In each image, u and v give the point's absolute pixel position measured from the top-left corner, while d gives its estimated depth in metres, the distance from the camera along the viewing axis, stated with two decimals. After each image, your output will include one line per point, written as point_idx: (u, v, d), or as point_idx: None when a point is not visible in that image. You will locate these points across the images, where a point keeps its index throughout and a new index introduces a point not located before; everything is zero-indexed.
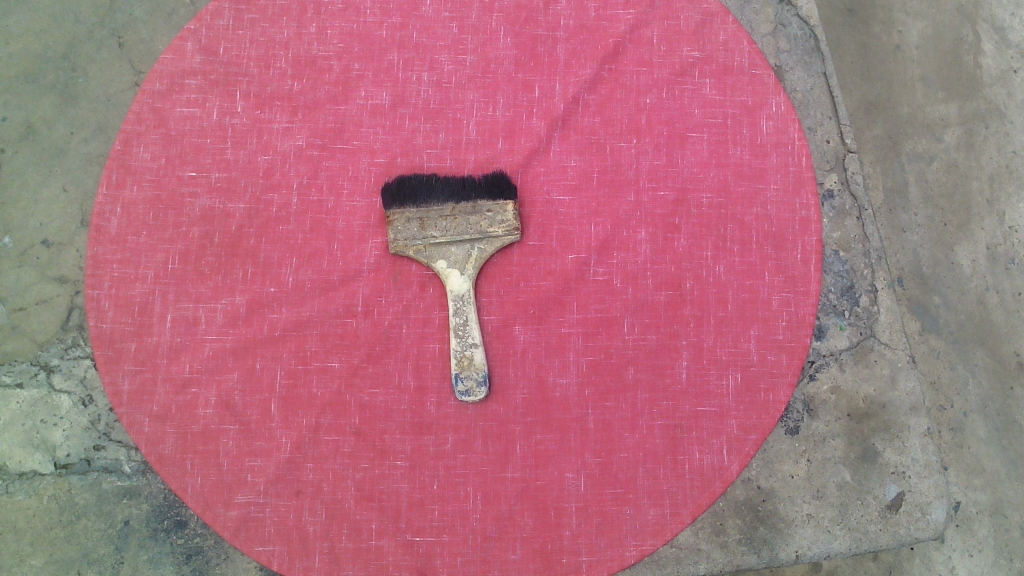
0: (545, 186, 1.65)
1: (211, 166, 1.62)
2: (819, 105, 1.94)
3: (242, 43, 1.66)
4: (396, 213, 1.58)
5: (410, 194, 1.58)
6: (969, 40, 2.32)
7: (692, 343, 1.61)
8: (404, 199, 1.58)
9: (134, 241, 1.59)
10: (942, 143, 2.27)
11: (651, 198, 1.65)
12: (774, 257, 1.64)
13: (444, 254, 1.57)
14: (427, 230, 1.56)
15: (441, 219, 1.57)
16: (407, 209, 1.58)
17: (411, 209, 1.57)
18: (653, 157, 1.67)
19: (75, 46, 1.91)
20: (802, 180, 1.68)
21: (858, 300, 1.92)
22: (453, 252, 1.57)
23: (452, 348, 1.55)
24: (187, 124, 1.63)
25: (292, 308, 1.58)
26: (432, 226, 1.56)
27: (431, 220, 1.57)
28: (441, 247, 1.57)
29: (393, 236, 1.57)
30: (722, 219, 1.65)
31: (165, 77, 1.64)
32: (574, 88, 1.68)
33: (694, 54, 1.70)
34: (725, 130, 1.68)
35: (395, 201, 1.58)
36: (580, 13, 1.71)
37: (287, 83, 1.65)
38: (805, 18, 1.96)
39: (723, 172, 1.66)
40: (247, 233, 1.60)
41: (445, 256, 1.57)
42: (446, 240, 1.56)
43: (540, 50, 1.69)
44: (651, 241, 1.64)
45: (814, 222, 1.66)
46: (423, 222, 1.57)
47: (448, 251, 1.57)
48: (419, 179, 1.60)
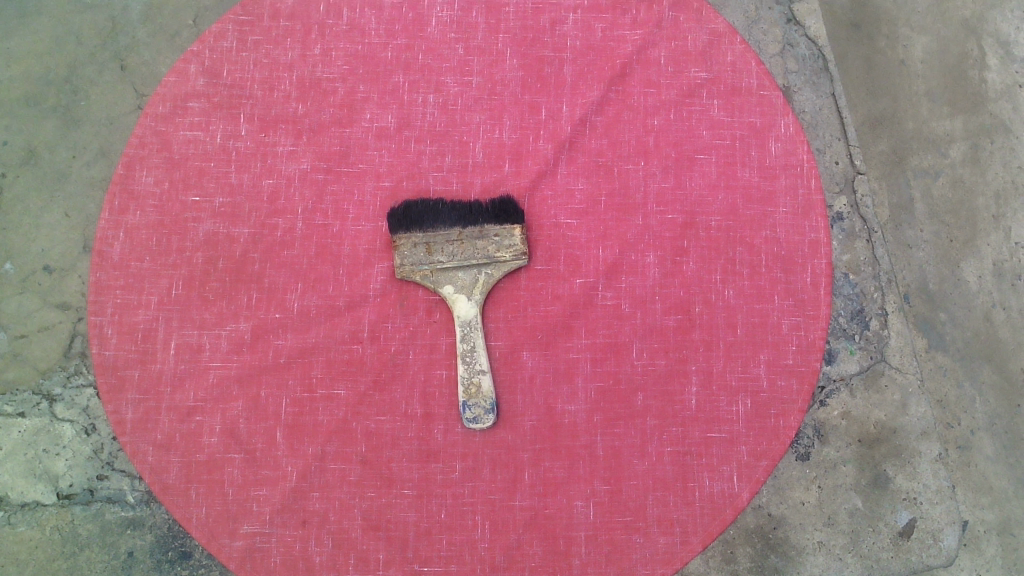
0: (552, 209, 1.64)
1: (215, 191, 1.60)
2: (827, 125, 1.92)
3: (245, 66, 1.65)
4: (403, 237, 1.56)
5: (416, 219, 1.57)
6: (975, 54, 2.31)
7: (701, 368, 1.59)
8: (411, 223, 1.57)
9: (137, 267, 1.57)
10: (948, 158, 2.26)
11: (659, 221, 1.64)
12: (784, 280, 1.64)
13: (451, 279, 1.55)
14: (434, 254, 1.55)
15: (448, 244, 1.55)
16: (413, 233, 1.56)
17: (417, 234, 1.56)
18: (661, 180, 1.65)
19: (77, 68, 1.87)
20: (811, 202, 1.67)
21: (868, 324, 1.90)
22: (461, 277, 1.55)
23: (459, 374, 1.53)
24: (191, 148, 1.61)
25: (297, 334, 1.56)
26: (439, 251, 1.55)
27: (438, 245, 1.55)
28: (448, 272, 1.55)
29: (400, 261, 1.55)
30: (731, 242, 1.64)
31: (168, 100, 1.62)
32: (582, 110, 1.67)
33: (701, 75, 1.69)
34: (733, 152, 1.67)
35: (401, 225, 1.57)
36: (586, 34, 1.70)
37: (291, 106, 1.64)
38: (812, 37, 1.95)
39: (731, 195, 1.65)
40: (252, 258, 1.58)
41: (453, 281, 1.55)
42: (453, 265, 1.55)
43: (546, 72, 1.68)
44: (659, 265, 1.63)
45: (824, 245, 1.66)
46: (430, 247, 1.55)
47: (456, 276, 1.56)
48: (425, 202, 1.59)
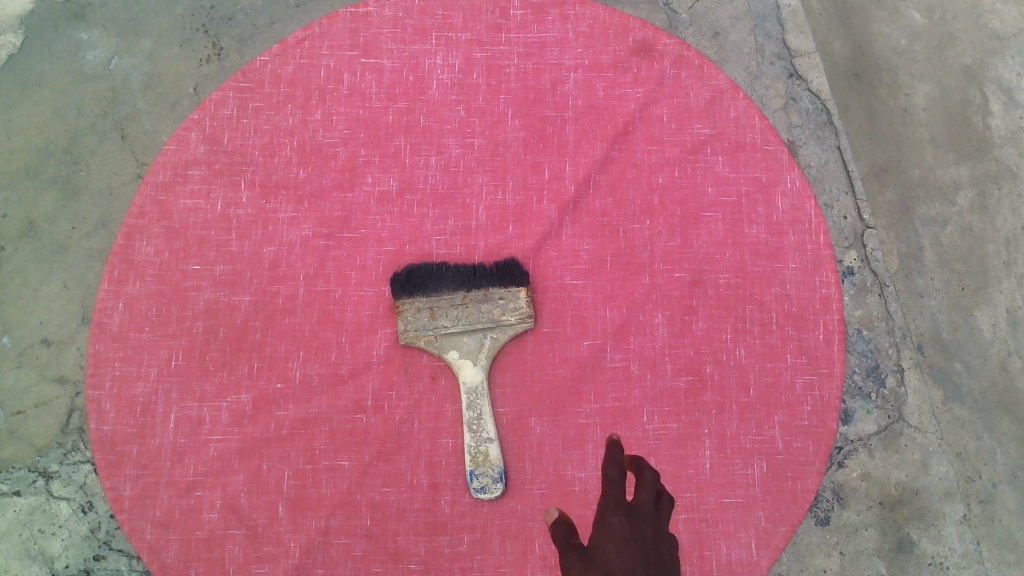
0: (557, 270, 1.61)
1: (216, 259, 1.58)
2: (834, 179, 1.97)
3: (246, 132, 1.64)
4: (407, 302, 1.53)
5: (420, 283, 1.54)
6: (976, 100, 2.32)
7: (714, 431, 1.55)
8: (414, 287, 1.54)
9: (136, 338, 1.54)
10: (955, 206, 2.22)
11: (666, 280, 1.61)
12: (796, 338, 1.60)
13: (456, 344, 1.52)
14: (438, 319, 1.52)
15: (452, 308, 1.52)
16: (417, 297, 1.54)
17: (421, 298, 1.53)
18: (667, 238, 1.63)
19: (77, 138, 1.85)
20: (820, 258, 1.64)
21: (883, 382, 1.97)
22: (466, 341, 1.52)
23: (466, 442, 1.49)
24: (191, 216, 1.60)
25: (300, 404, 1.53)
26: (444, 315, 1.52)
27: (442, 309, 1.52)
28: (454, 337, 1.52)
29: (404, 326, 1.52)
30: (741, 300, 1.61)
31: (168, 169, 1.61)
32: (585, 170, 1.65)
33: (704, 132, 1.68)
34: (739, 208, 1.65)
35: (404, 290, 1.55)
36: (588, 93, 1.69)
37: (292, 171, 1.62)
38: (816, 91, 1.99)
39: (739, 252, 1.63)
40: (253, 327, 1.55)
41: (458, 346, 1.52)
42: (459, 329, 1.51)
43: (549, 132, 1.67)
44: (668, 325, 1.60)
45: (836, 301, 1.62)
46: (434, 311, 1.52)
47: (461, 340, 1.52)
48: (428, 265, 1.57)
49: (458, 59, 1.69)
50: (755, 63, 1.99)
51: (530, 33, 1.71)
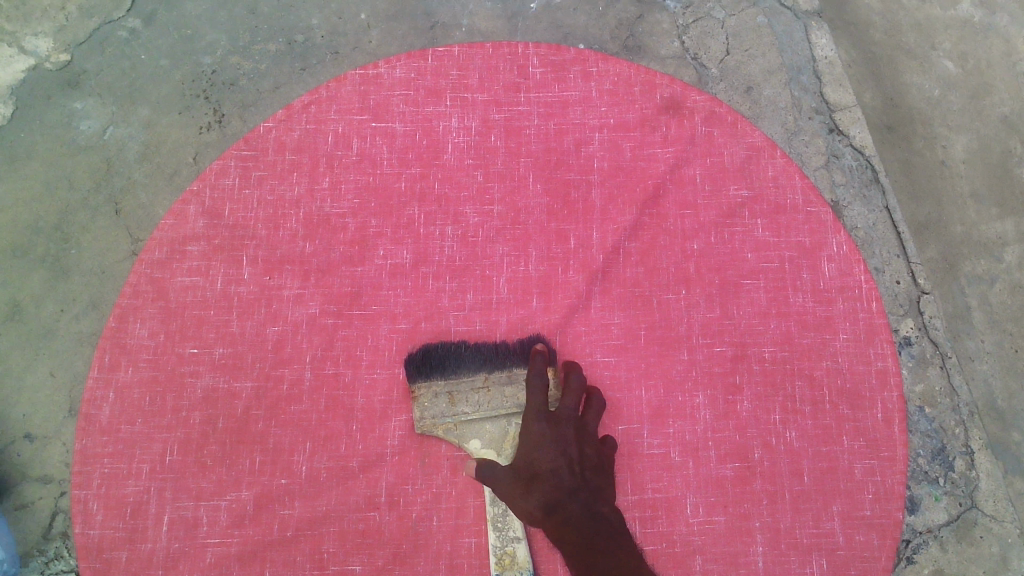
0: (587, 347, 1.48)
1: (215, 341, 1.45)
2: (884, 242, 1.76)
3: (248, 204, 1.52)
4: (423, 386, 1.40)
5: (437, 364, 1.41)
6: (1018, 151, 2.23)
7: (766, 524, 1.39)
8: (430, 369, 1.41)
9: (128, 431, 1.41)
10: (1002, 263, 2.14)
11: (706, 355, 1.47)
12: (851, 417, 1.45)
13: (477, 432, 1.37)
14: (457, 405, 1.38)
15: (472, 392, 1.39)
16: (434, 381, 1.40)
17: (439, 381, 1.40)
18: (705, 309, 1.49)
19: (68, 214, 1.71)
20: (875, 327, 1.50)
21: (952, 464, 1.67)
22: (489, 429, 1.38)
23: (491, 543, 1.34)
24: (189, 296, 1.48)
25: (306, 502, 1.38)
26: (463, 400, 1.38)
27: (461, 394, 1.38)
28: (475, 425, 1.38)
29: (420, 413, 1.38)
30: (789, 376, 1.47)
31: (165, 245, 1.50)
32: (614, 237, 1.52)
33: (742, 194, 1.55)
34: (783, 275, 1.51)
35: (420, 372, 1.41)
36: (615, 154, 1.57)
37: (298, 245, 1.50)
38: (860, 147, 1.81)
39: (785, 323, 1.49)
40: (255, 416, 1.42)
41: (480, 434, 1.37)
42: (479, 416, 1.37)
43: (574, 196, 1.54)
44: (710, 405, 1.45)
45: (893, 375, 1.48)
46: (452, 396, 1.39)
47: (483, 428, 1.38)
48: (447, 345, 1.44)
49: (475, 121, 1.58)
50: (792, 119, 1.82)
51: (551, 92, 1.61)
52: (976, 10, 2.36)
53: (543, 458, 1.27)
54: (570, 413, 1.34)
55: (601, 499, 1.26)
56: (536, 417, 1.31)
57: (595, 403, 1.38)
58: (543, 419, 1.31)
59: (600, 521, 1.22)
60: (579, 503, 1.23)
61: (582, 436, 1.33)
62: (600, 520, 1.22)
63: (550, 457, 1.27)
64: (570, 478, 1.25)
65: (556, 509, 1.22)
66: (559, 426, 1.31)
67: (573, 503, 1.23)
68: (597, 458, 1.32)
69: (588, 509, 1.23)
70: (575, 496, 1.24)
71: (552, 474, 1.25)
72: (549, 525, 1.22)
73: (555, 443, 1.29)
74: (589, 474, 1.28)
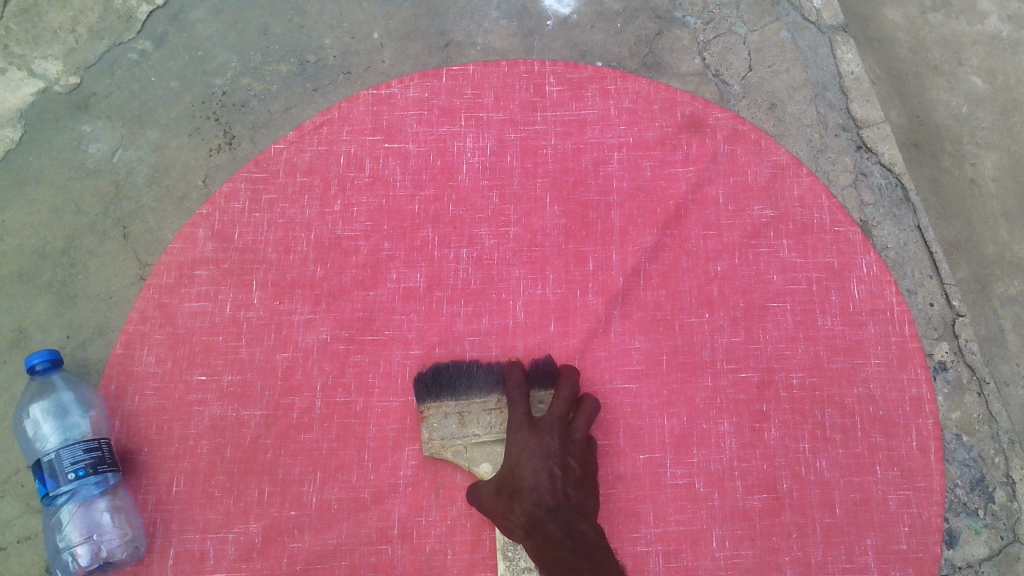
0: (606, 372, 1.42)
1: (223, 368, 1.41)
2: (916, 263, 1.70)
3: (259, 227, 1.49)
4: (432, 405, 1.34)
5: (448, 383, 1.36)
6: None
7: (796, 559, 1.33)
8: (441, 389, 1.35)
9: (134, 460, 1.37)
10: None
11: (731, 382, 1.41)
12: (885, 446, 1.38)
13: (488, 455, 1.31)
14: (468, 427, 1.33)
15: (485, 413, 1.33)
16: (444, 401, 1.35)
17: (449, 401, 1.35)
18: (730, 333, 1.44)
19: (76, 239, 1.68)
20: (907, 352, 1.44)
21: (992, 495, 1.58)
22: (501, 453, 1.31)
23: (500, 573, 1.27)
24: (197, 321, 1.44)
25: (316, 535, 1.33)
26: (475, 422, 1.33)
27: (474, 415, 1.33)
28: (486, 448, 1.32)
29: (429, 434, 1.32)
30: (818, 403, 1.40)
31: (173, 269, 1.46)
32: (633, 259, 1.47)
33: (766, 214, 1.50)
34: (810, 297, 1.46)
35: (429, 391, 1.35)
36: (634, 174, 1.53)
37: (309, 269, 1.47)
38: (889, 165, 1.75)
39: (813, 347, 1.43)
40: (264, 445, 1.38)
41: (492, 458, 1.31)
42: (491, 440, 1.32)
43: (592, 218, 1.49)
44: (735, 434, 1.39)
45: (928, 402, 1.41)
46: (463, 418, 1.34)
47: (495, 453, 1.32)
48: (457, 364, 1.39)
49: (490, 141, 1.54)
50: (818, 136, 1.76)
51: (568, 110, 1.57)
52: (1003, 24, 2.35)
53: (523, 471, 1.23)
54: (554, 418, 1.29)
55: (583, 516, 1.23)
56: (519, 427, 1.28)
57: (586, 407, 1.33)
58: (525, 427, 1.27)
59: (579, 540, 1.19)
60: (558, 523, 1.20)
61: (567, 444, 1.28)
62: (581, 540, 1.20)
63: (530, 467, 1.23)
64: (551, 495, 1.22)
65: (535, 525, 1.19)
66: (543, 433, 1.27)
67: (552, 523, 1.19)
68: (584, 466, 1.29)
69: (567, 524, 1.20)
70: (553, 515, 1.20)
71: (531, 492, 1.22)
72: (529, 546, 1.20)
73: (537, 452, 1.24)
74: (573, 486, 1.25)
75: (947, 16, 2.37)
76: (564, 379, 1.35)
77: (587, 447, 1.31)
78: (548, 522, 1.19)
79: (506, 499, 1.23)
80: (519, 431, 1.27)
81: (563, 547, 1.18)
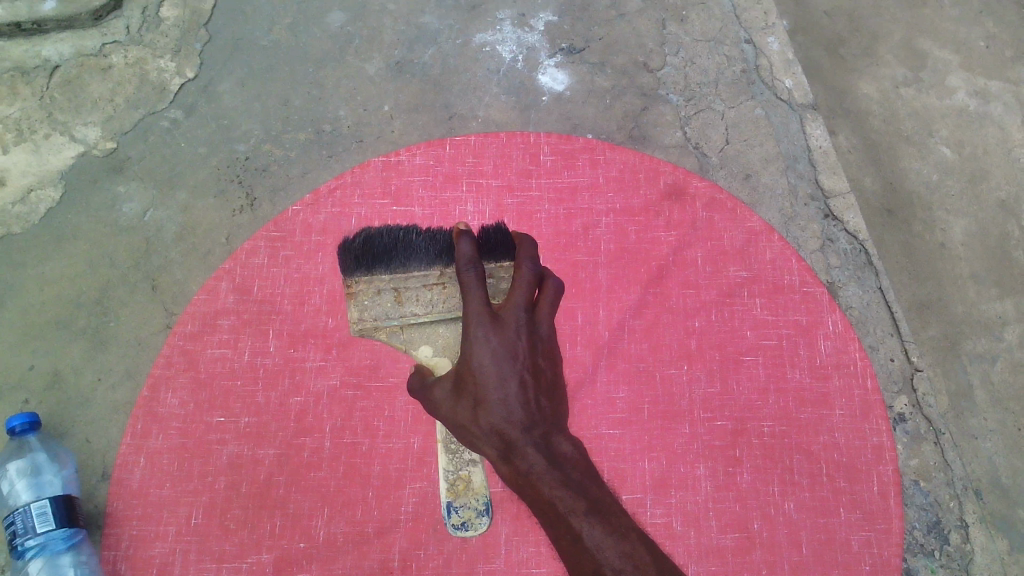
0: (592, 419, 1.55)
1: (241, 411, 1.54)
2: (879, 321, 1.97)
3: (276, 280, 1.63)
4: (361, 281, 1.34)
5: (380, 255, 1.36)
6: (1016, 235, 2.39)
7: None
8: (373, 261, 1.35)
9: (156, 494, 1.47)
10: (1004, 341, 2.29)
11: (707, 429, 1.54)
12: (848, 490, 1.50)
13: (428, 337, 1.30)
14: (404, 305, 1.32)
15: (424, 290, 1.33)
16: (378, 274, 1.35)
17: (381, 275, 1.34)
18: (706, 385, 1.56)
19: (109, 290, 1.97)
20: (869, 404, 1.56)
21: (948, 537, 1.83)
22: (441, 333, 1.30)
23: (443, 469, 1.34)
24: (218, 366, 1.57)
25: (322, 566, 1.44)
26: (412, 300, 1.32)
27: (410, 291, 1.33)
28: (425, 328, 1.30)
29: (359, 313, 1.33)
30: (787, 449, 1.52)
31: (197, 318, 1.60)
32: (619, 315, 1.61)
33: (741, 275, 1.64)
34: (780, 352, 1.58)
35: (361, 265, 1.35)
36: (620, 237, 1.67)
37: (322, 319, 1.60)
38: (853, 232, 2.03)
39: (783, 398, 1.56)
40: (277, 481, 1.49)
41: (431, 339, 1.29)
42: (432, 318, 1.30)
43: (581, 276, 1.64)
44: (711, 477, 1.51)
45: (889, 450, 1.53)
46: (399, 295, 1.33)
47: (435, 334, 1.30)
48: (390, 237, 1.39)
49: (489, 205, 1.69)
50: (789, 205, 2.06)
51: (561, 178, 1.72)
52: (970, 99, 2.53)
53: (487, 371, 1.03)
54: (519, 310, 1.09)
55: (562, 431, 1.05)
56: (479, 319, 1.06)
57: (547, 295, 1.14)
58: (487, 319, 1.06)
59: (561, 461, 1.01)
60: (534, 444, 1.01)
61: (534, 343, 1.08)
62: (563, 461, 1.01)
63: (495, 366, 1.03)
64: (524, 409, 1.03)
65: (506, 436, 1.01)
66: (506, 330, 1.06)
67: (529, 445, 1.00)
68: (552, 369, 1.11)
69: (545, 436, 1.02)
70: (529, 435, 1.01)
71: (501, 407, 1.02)
72: (506, 470, 1.02)
73: (502, 350, 1.04)
74: (545, 392, 1.07)
75: (918, 89, 2.54)
76: (524, 263, 1.16)
77: (554, 345, 1.12)
78: (522, 432, 1.01)
79: (468, 405, 1.06)
80: (479, 322, 1.06)
81: (541, 461, 0.99)
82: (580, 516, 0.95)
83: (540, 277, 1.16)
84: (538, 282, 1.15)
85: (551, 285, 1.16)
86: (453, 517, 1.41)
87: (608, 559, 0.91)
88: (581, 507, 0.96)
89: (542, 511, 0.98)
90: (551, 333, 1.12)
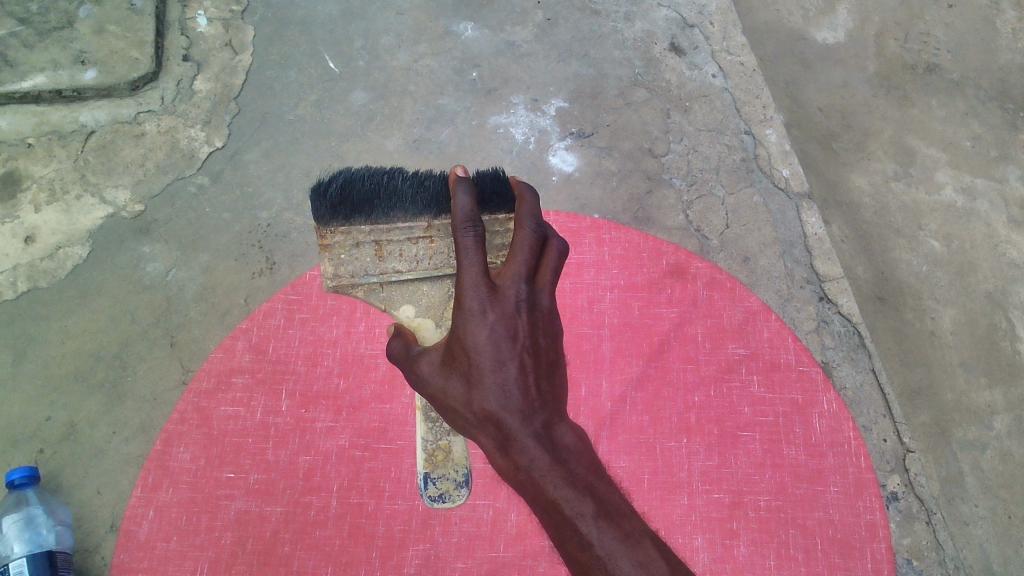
0: None
1: (250, 467, 1.47)
2: (871, 402, 2.03)
3: (290, 341, 1.62)
4: (339, 231, 1.17)
5: (359, 204, 1.18)
6: (1003, 326, 2.48)
7: None
8: (351, 210, 1.18)
9: (163, 548, 1.37)
10: (992, 431, 2.34)
11: (705, 500, 1.50)
12: (842, 566, 1.45)
13: (411, 295, 1.17)
14: (385, 260, 1.17)
15: (408, 244, 1.18)
16: (355, 225, 1.18)
17: (361, 226, 1.18)
18: (704, 457, 1.54)
19: (128, 345, 2.07)
20: (863, 481, 1.52)
21: None
22: (426, 292, 1.17)
23: (421, 440, 1.25)
24: (230, 424, 1.51)
25: None
26: (394, 254, 1.18)
27: (392, 246, 1.17)
28: (408, 287, 1.17)
29: (334, 267, 1.16)
30: (783, 523, 1.48)
31: (212, 375, 1.56)
32: (621, 387, 1.63)
33: (739, 351, 1.66)
34: (776, 428, 1.57)
35: (338, 213, 1.17)
36: (624, 312, 1.72)
37: (333, 381, 1.58)
38: (847, 315, 2.12)
39: (780, 473, 1.52)
40: (283, 538, 1.41)
41: (414, 298, 1.17)
42: (416, 275, 1.17)
43: (586, 348, 1.67)
44: (708, 549, 1.46)
45: (882, 528, 1.48)
46: (380, 249, 1.18)
47: (418, 292, 1.18)
48: (372, 181, 1.21)
49: None
50: (785, 286, 2.16)
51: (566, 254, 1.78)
52: (958, 195, 2.64)
53: (484, 350, 0.96)
54: (519, 279, 1.01)
55: (564, 420, 0.99)
56: (475, 287, 0.98)
57: (550, 259, 1.06)
58: (484, 287, 0.98)
59: (563, 455, 0.94)
60: (534, 434, 0.94)
61: (534, 318, 1.01)
62: (566, 455, 0.94)
63: (492, 344, 0.96)
64: (523, 395, 0.96)
65: (503, 424, 0.94)
66: (505, 303, 0.98)
67: (526, 435, 0.93)
68: (552, 348, 1.03)
69: (545, 425, 0.95)
70: (527, 423, 0.94)
71: (498, 390, 0.95)
72: (504, 465, 0.95)
73: (500, 326, 0.97)
74: (545, 375, 1.00)
75: (908, 184, 2.65)
76: (525, 220, 1.06)
77: (554, 320, 1.05)
78: (520, 421, 0.94)
79: (460, 384, 0.99)
80: (476, 293, 0.97)
81: (543, 456, 0.92)
82: (588, 519, 0.87)
83: (544, 237, 1.07)
84: (541, 241, 1.06)
85: (553, 248, 1.07)
86: (430, 489, 1.34)
87: (620, 568, 0.84)
88: (589, 510, 0.88)
89: (545, 513, 0.90)
90: (552, 306, 1.04)
